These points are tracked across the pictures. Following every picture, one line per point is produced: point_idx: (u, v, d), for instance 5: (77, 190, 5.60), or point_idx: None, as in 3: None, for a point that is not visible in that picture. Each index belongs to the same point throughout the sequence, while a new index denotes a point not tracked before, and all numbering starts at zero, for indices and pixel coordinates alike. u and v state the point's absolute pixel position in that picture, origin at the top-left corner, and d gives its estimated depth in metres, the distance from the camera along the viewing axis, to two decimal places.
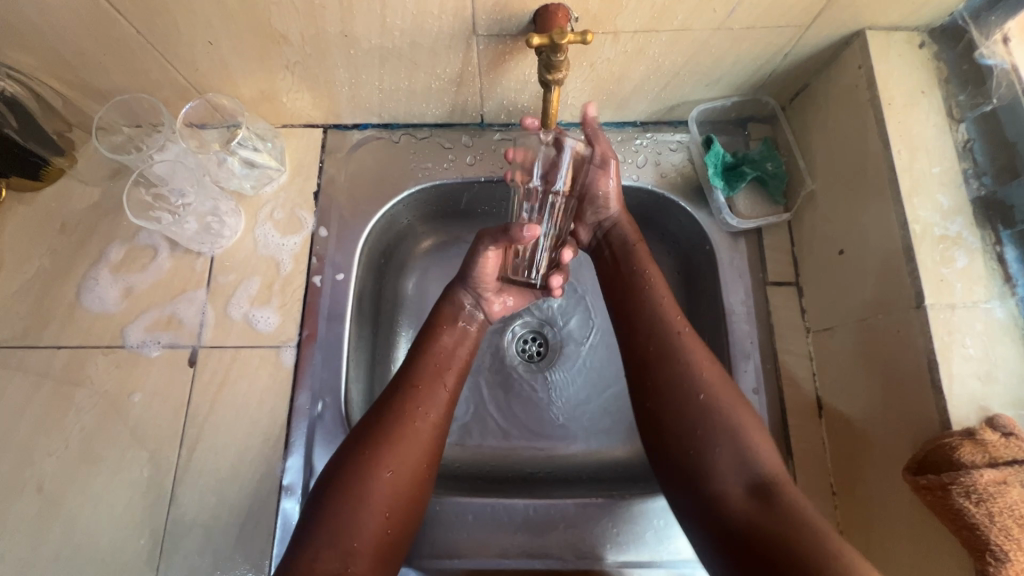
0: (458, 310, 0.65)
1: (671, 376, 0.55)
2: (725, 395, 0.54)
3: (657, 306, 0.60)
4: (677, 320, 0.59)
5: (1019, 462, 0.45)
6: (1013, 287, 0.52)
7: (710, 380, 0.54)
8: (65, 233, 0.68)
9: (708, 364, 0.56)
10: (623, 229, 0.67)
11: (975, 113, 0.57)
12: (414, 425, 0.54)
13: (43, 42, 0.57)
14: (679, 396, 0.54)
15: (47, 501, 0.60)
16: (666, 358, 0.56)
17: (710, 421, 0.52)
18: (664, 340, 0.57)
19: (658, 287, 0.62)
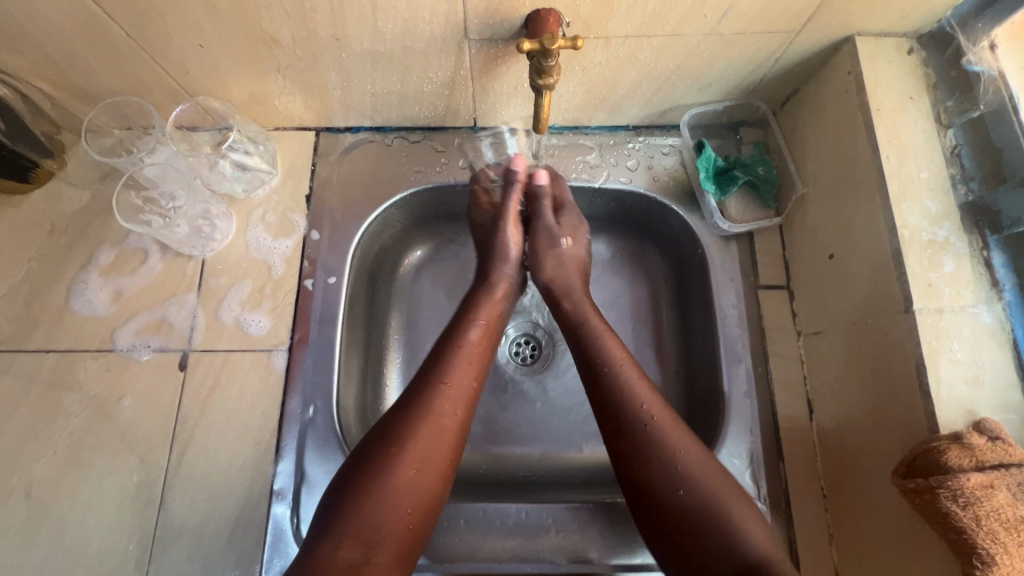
0: (493, 281, 0.66)
1: (648, 468, 0.52)
2: (708, 483, 0.50)
3: (626, 383, 0.56)
4: (643, 402, 0.55)
5: (1005, 466, 0.45)
6: (999, 292, 0.52)
7: (690, 472, 0.51)
8: (54, 236, 0.67)
9: (684, 453, 0.52)
10: (573, 302, 0.65)
11: (962, 119, 0.58)
12: (440, 420, 0.53)
13: (31, 44, 0.56)
14: (659, 488, 0.51)
15: (35, 506, 0.59)
16: (640, 448, 0.52)
17: (698, 513, 0.49)
18: (631, 425, 0.54)
19: (625, 364, 0.57)
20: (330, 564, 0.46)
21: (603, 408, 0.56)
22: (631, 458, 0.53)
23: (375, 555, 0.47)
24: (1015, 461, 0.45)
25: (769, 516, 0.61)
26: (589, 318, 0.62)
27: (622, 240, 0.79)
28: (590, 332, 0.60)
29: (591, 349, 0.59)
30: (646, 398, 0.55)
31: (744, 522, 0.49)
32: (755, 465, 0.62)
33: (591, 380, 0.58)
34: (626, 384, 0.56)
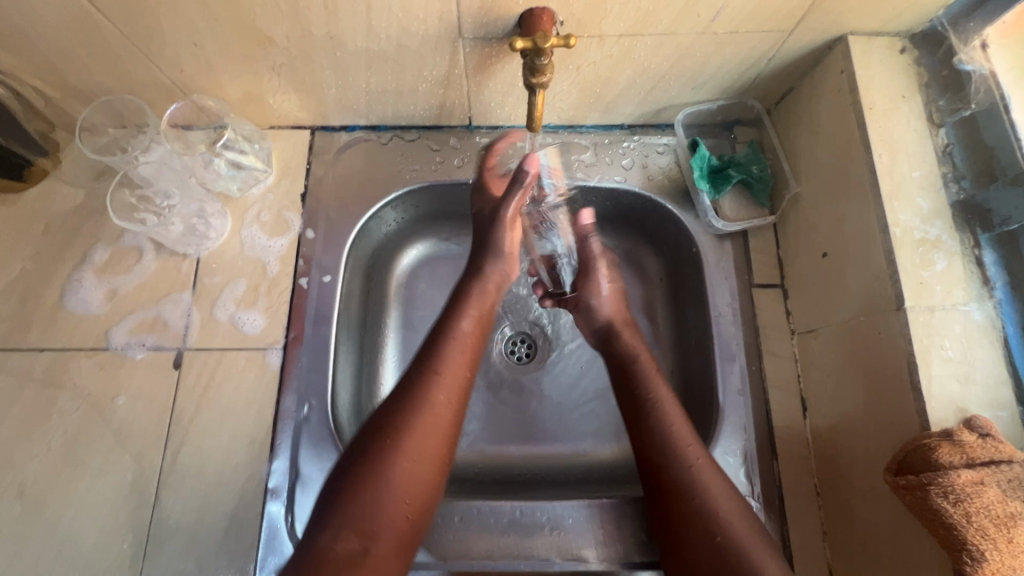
0: (488, 281, 0.64)
1: (687, 504, 0.52)
2: (742, 532, 0.50)
3: (673, 421, 0.57)
4: (692, 443, 0.56)
5: (995, 463, 0.45)
6: (990, 290, 0.53)
7: (728, 518, 0.51)
8: (48, 234, 0.67)
9: (724, 500, 0.52)
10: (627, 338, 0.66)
11: (954, 118, 0.58)
12: (435, 410, 0.53)
13: (25, 42, 0.56)
14: (693, 525, 0.51)
15: (30, 504, 0.59)
16: (684, 486, 0.53)
17: (732, 557, 0.49)
18: (675, 459, 0.55)
19: (675, 404, 0.59)
20: (329, 556, 0.46)
21: (649, 439, 0.57)
22: (671, 491, 0.54)
23: (374, 546, 0.48)
24: (1004, 457, 0.45)
25: (763, 514, 0.61)
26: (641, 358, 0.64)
27: (618, 238, 0.79)
28: (644, 370, 0.62)
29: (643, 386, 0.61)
30: (695, 442, 0.56)
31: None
32: (749, 463, 0.63)
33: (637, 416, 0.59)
34: (674, 421, 0.57)
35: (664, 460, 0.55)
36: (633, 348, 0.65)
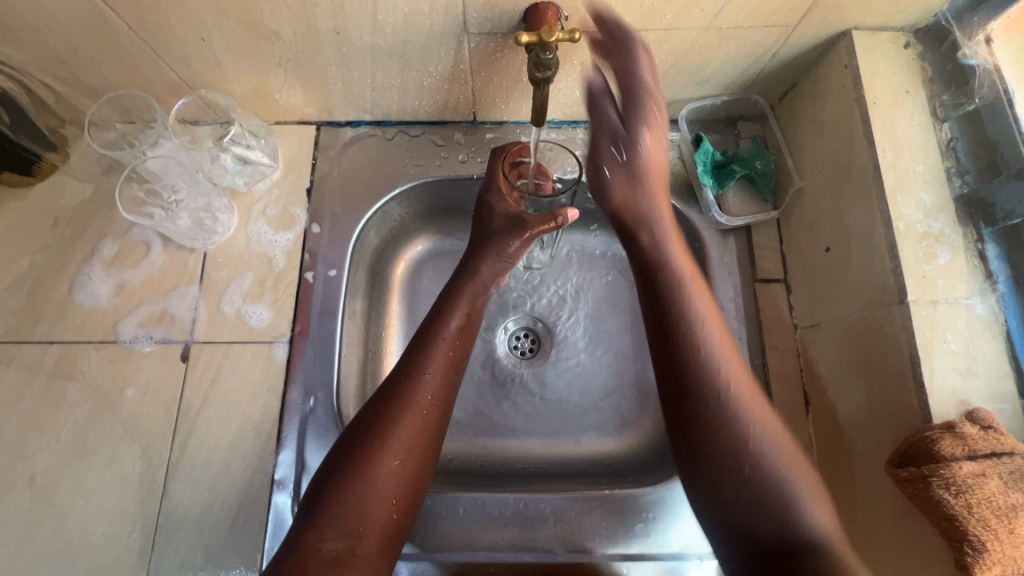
0: (478, 282, 0.66)
1: (717, 427, 0.51)
2: (773, 462, 0.49)
3: (704, 347, 0.54)
4: (722, 371, 0.53)
5: (997, 454, 0.46)
6: (993, 283, 0.53)
7: (759, 447, 0.50)
8: (57, 229, 0.68)
9: (755, 429, 0.50)
10: (659, 236, 0.61)
11: (957, 112, 0.58)
12: (421, 410, 0.55)
13: (36, 38, 0.57)
14: (726, 450, 0.50)
15: (40, 494, 0.60)
16: (711, 416, 0.51)
17: (759, 489, 0.48)
18: (699, 391, 0.52)
19: (709, 326, 0.56)
20: (314, 554, 0.46)
21: (676, 364, 0.55)
22: (696, 423, 0.52)
23: (360, 545, 0.48)
24: (1006, 449, 0.46)
25: None
26: (670, 263, 0.60)
27: None
28: (671, 282, 0.58)
29: (669, 304, 0.57)
30: (725, 368, 0.53)
31: (806, 506, 0.47)
32: None
33: (665, 338, 0.56)
34: (706, 345, 0.54)
35: (687, 390, 0.53)
36: (660, 249, 0.61)
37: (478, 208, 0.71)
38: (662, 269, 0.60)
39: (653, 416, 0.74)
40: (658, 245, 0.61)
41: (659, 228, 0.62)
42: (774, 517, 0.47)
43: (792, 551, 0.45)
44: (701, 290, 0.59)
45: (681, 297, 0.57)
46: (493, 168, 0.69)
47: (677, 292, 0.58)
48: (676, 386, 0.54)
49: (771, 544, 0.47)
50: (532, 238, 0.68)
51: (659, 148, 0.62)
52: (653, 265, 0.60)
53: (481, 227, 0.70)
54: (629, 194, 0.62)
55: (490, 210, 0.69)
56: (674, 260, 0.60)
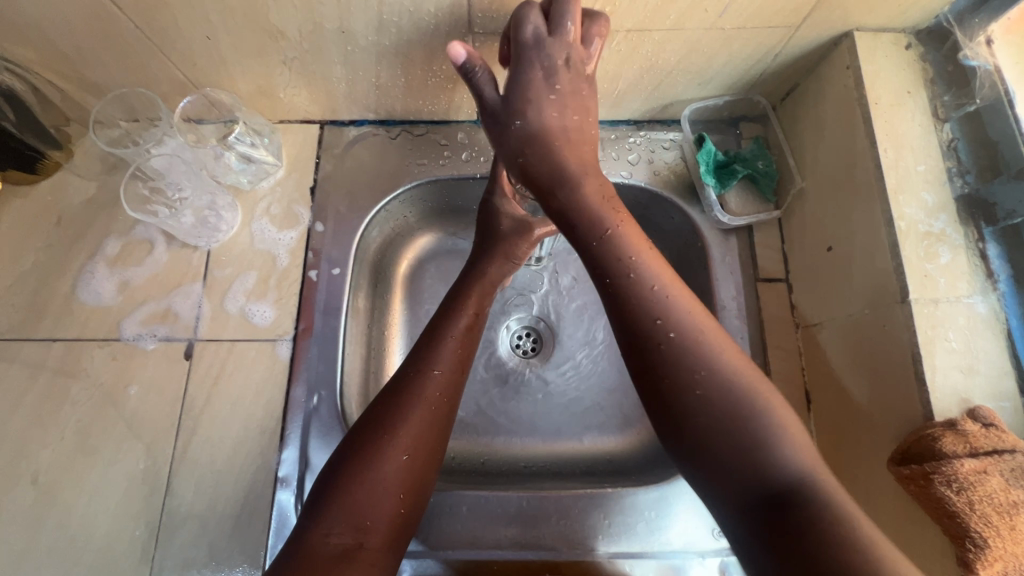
0: (487, 282, 0.66)
1: (674, 378, 0.46)
2: (732, 406, 0.44)
3: (640, 293, 0.49)
4: (663, 316, 0.48)
5: (998, 451, 0.46)
6: (994, 282, 0.53)
7: (713, 394, 0.44)
8: (61, 227, 0.68)
9: (705, 373, 0.45)
10: (580, 181, 0.56)
11: (959, 113, 0.58)
12: (429, 406, 0.55)
13: (42, 37, 0.57)
14: (684, 401, 0.45)
15: (43, 491, 0.60)
16: (659, 369, 0.46)
17: (725, 440, 0.43)
18: (643, 344, 0.47)
19: (645, 268, 0.51)
20: (323, 548, 0.46)
21: (616, 319, 0.50)
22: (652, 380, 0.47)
23: (367, 540, 0.48)
24: (1008, 447, 0.46)
25: None
26: (594, 208, 0.54)
27: None
28: (595, 230, 0.53)
29: (596, 253, 0.52)
30: (666, 312, 0.48)
31: (782, 448, 0.42)
32: None
33: (599, 293, 0.52)
34: (642, 291, 0.49)
35: (631, 343, 0.48)
36: (584, 194, 0.55)
37: (482, 209, 0.70)
38: (585, 215, 0.54)
39: None
40: (580, 190, 0.56)
41: (580, 173, 0.57)
42: (753, 469, 0.42)
43: (784, 501, 0.40)
44: (631, 231, 0.54)
45: (608, 243, 0.52)
46: (497, 172, 0.69)
47: (605, 240, 0.53)
48: (621, 343, 0.49)
49: (758, 498, 0.41)
50: (536, 241, 0.69)
51: (569, 105, 0.58)
52: (574, 214, 0.55)
53: (486, 228, 0.70)
54: (541, 149, 0.58)
55: (496, 212, 0.69)
56: (597, 205, 0.55)
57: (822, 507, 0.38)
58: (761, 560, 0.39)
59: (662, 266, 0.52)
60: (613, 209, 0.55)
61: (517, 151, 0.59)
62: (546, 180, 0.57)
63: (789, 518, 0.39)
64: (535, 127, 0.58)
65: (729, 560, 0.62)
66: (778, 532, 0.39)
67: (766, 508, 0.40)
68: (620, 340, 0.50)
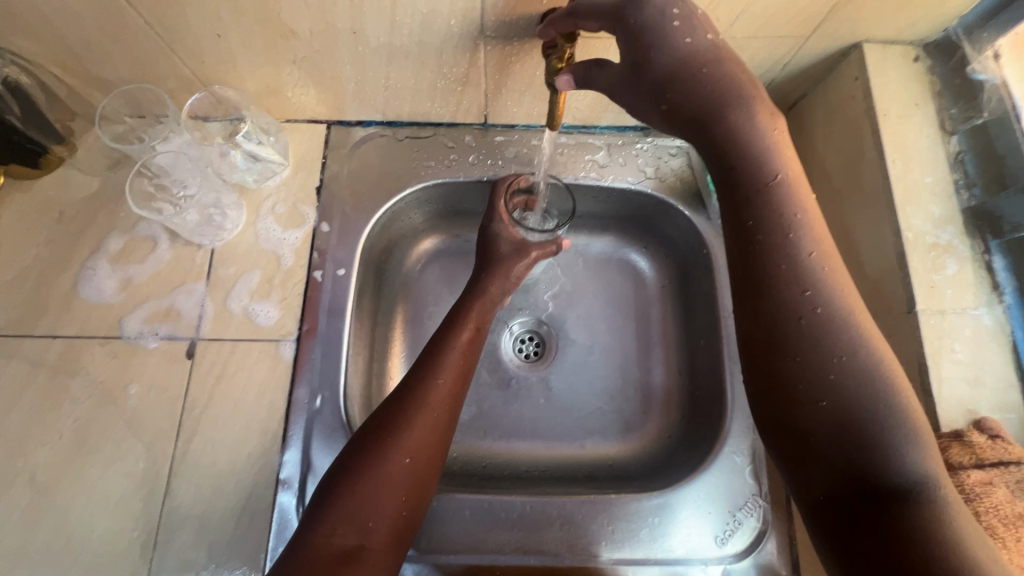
0: (488, 299, 0.66)
1: (798, 356, 0.43)
2: (866, 395, 0.40)
3: (792, 259, 0.45)
4: (812, 287, 0.44)
5: (1004, 463, 0.47)
6: (1000, 295, 0.55)
7: (848, 380, 0.41)
8: (63, 223, 0.67)
9: (844, 359, 0.42)
10: (747, 122, 0.47)
11: (966, 126, 0.59)
12: (432, 412, 0.55)
13: (50, 31, 0.56)
14: (804, 382, 0.42)
15: (39, 491, 0.59)
16: (792, 341, 0.43)
17: (846, 428, 0.40)
18: (777, 312, 0.44)
19: (804, 230, 0.46)
20: (324, 549, 0.46)
21: (753, 275, 0.46)
22: (771, 348, 0.44)
23: (369, 541, 0.48)
24: (1013, 459, 0.47)
25: (770, 513, 0.64)
26: (759, 149, 0.47)
27: (626, 240, 0.82)
28: (760, 181, 0.47)
29: (755, 209, 0.46)
30: (818, 284, 0.44)
31: (909, 448, 0.39)
32: (757, 461, 0.65)
33: (743, 251, 0.47)
34: (795, 257, 0.45)
35: (765, 310, 0.44)
36: (754, 136, 0.47)
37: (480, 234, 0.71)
38: (752, 166, 0.47)
39: (656, 419, 0.75)
40: (746, 134, 0.47)
41: (750, 110, 0.47)
42: (859, 464, 0.39)
43: (882, 498, 0.38)
44: (798, 185, 0.47)
45: (771, 200, 0.46)
46: (496, 197, 0.70)
47: (766, 194, 0.46)
48: (755, 304, 0.45)
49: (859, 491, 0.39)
50: (534, 261, 0.70)
51: (699, 28, 0.47)
52: (736, 160, 0.47)
53: (485, 251, 0.69)
54: (689, 87, 0.47)
55: (495, 236, 0.69)
56: (769, 150, 0.47)
57: (923, 510, 0.37)
58: (835, 534, 0.40)
59: (821, 230, 0.46)
60: (786, 157, 0.47)
61: (657, 100, 0.48)
62: (701, 119, 0.47)
63: (883, 519, 0.38)
64: (670, 64, 0.47)
65: (732, 567, 0.62)
66: (864, 521, 0.39)
67: (858, 500, 0.39)
68: (747, 300, 0.46)
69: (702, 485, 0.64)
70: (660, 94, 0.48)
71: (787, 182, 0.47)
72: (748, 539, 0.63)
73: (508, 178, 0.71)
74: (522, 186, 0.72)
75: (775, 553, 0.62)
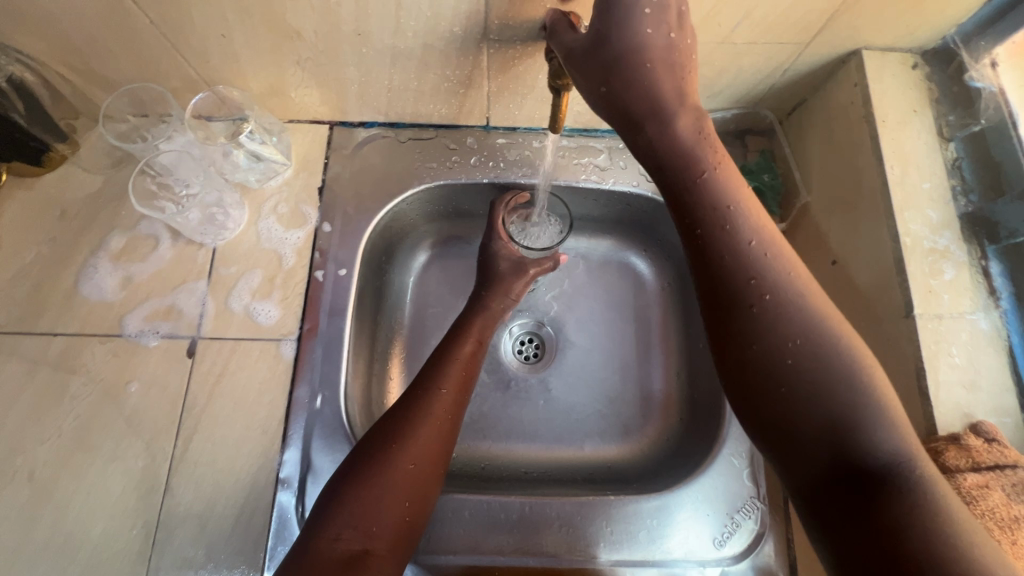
0: (489, 314, 0.67)
1: (754, 343, 0.43)
2: (825, 377, 0.41)
3: (734, 250, 0.44)
4: (759, 276, 0.44)
5: (1000, 467, 0.48)
6: (996, 299, 0.55)
7: (805, 364, 0.41)
8: (65, 220, 0.67)
9: (799, 343, 0.42)
10: (676, 116, 0.46)
11: (963, 133, 0.60)
12: (436, 421, 0.55)
13: (55, 29, 0.57)
14: (763, 368, 0.42)
15: (38, 488, 0.59)
16: (749, 332, 0.43)
17: (812, 412, 0.41)
18: (733, 303, 0.44)
19: (743, 217, 0.45)
20: (329, 554, 0.46)
21: (704, 267, 0.45)
22: (732, 340, 0.44)
23: (373, 547, 0.48)
24: (1009, 462, 0.48)
25: (768, 515, 0.64)
26: (690, 143, 0.46)
27: (626, 243, 0.83)
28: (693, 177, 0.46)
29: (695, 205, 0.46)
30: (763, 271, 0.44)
31: (878, 430, 0.40)
32: (755, 465, 0.65)
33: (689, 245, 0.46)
34: (737, 247, 0.44)
35: (721, 304, 0.44)
36: (682, 132, 0.46)
37: (481, 253, 0.72)
38: (684, 162, 0.46)
39: (656, 423, 0.75)
40: (674, 131, 0.46)
41: (677, 104, 0.47)
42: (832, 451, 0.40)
43: (869, 489, 0.38)
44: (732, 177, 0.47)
45: (706, 192, 0.46)
46: (495, 217, 0.72)
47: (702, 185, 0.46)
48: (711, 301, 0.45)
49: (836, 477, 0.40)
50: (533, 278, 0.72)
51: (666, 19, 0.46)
52: (669, 154, 0.47)
53: (485, 269, 0.71)
54: (630, 76, 0.46)
55: (495, 254, 0.71)
56: (698, 144, 0.47)
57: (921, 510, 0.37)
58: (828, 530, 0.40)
59: (762, 217, 0.46)
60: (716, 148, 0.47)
61: (599, 83, 0.47)
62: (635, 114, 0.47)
63: (872, 512, 0.38)
64: (620, 49, 0.46)
65: (729, 569, 0.62)
66: (855, 517, 0.38)
67: (837, 489, 0.40)
68: (703, 296, 0.46)
69: (701, 488, 0.64)
70: (607, 74, 0.46)
71: (721, 175, 0.47)
72: (746, 541, 0.63)
73: (503, 199, 0.73)
74: (522, 203, 0.75)
75: (773, 555, 0.62)
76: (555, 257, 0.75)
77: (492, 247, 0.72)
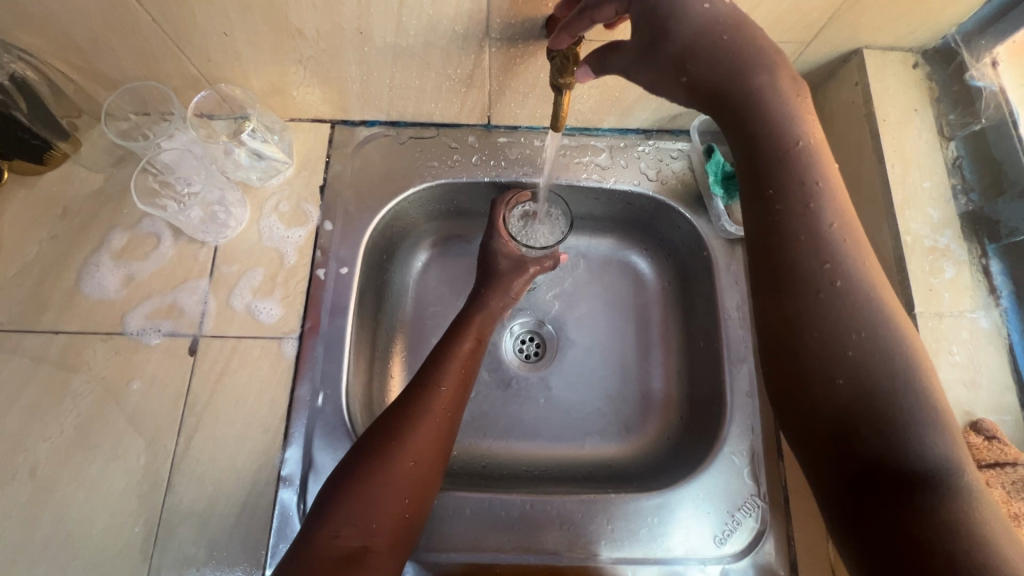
0: (488, 313, 0.68)
1: (816, 327, 0.43)
2: (887, 372, 0.41)
3: (813, 230, 0.45)
4: (831, 261, 0.45)
5: (1000, 465, 0.48)
6: (996, 298, 0.56)
7: (866, 357, 0.42)
8: (66, 218, 0.67)
9: (865, 335, 0.42)
10: (769, 92, 0.47)
11: (964, 132, 0.60)
12: (436, 419, 0.55)
13: (58, 28, 0.57)
14: (824, 354, 0.43)
15: (40, 486, 0.59)
16: (811, 316, 0.44)
17: (863, 407, 0.41)
18: (799, 284, 0.45)
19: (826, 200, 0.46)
20: (329, 551, 0.46)
21: (773, 246, 0.46)
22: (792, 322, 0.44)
23: (373, 544, 0.48)
24: (1009, 459, 0.48)
25: (768, 513, 0.64)
26: (783, 119, 0.47)
27: (627, 242, 0.83)
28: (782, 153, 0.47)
29: (778, 182, 0.47)
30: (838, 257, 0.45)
31: (930, 433, 0.40)
32: (756, 463, 0.65)
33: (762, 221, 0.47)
34: (816, 229, 0.45)
35: (784, 284, 0.45)
36: (778, 107, 0.47)
37: (481, 251, 0.72)
38: (773, 136, 0.47)
39: (656, 421, 0.75)
40: (764, 105, 0.47)
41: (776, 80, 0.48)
42: (876, 448, 0.40)
43: (901, 487, 0.39)
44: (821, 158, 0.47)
45: (793, 169, 0.47)
46: (495, 216, 0.72)
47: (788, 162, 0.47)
48: (774, 282, 0.46)
49: (870, 472, 0.40)
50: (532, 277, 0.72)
51: None
52: (759, 128, 0.47)
53: (485, 268, 0.71)
54: (710, 57, 0.47)
55: (494, 253, 0.71)
56: (792, 119, 0.47)
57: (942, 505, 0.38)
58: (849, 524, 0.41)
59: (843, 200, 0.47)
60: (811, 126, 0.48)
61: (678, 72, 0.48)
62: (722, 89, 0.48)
63: (901, 508, 0.39)
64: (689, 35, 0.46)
65: (730, 567, 0.62)
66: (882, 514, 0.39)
67: (865, 485, 0.40)
68: (766, 276, 0.47)
69: (701, 486, 0.65)
70: (682, 66, 0.47)
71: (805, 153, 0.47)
72: (746, 539, 0.63)
73: (504, 198, 0.73)
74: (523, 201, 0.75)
75: (774, 553, 0.62)
76: (556, 256, 0.75)
77: (493, 246, 0.72)
